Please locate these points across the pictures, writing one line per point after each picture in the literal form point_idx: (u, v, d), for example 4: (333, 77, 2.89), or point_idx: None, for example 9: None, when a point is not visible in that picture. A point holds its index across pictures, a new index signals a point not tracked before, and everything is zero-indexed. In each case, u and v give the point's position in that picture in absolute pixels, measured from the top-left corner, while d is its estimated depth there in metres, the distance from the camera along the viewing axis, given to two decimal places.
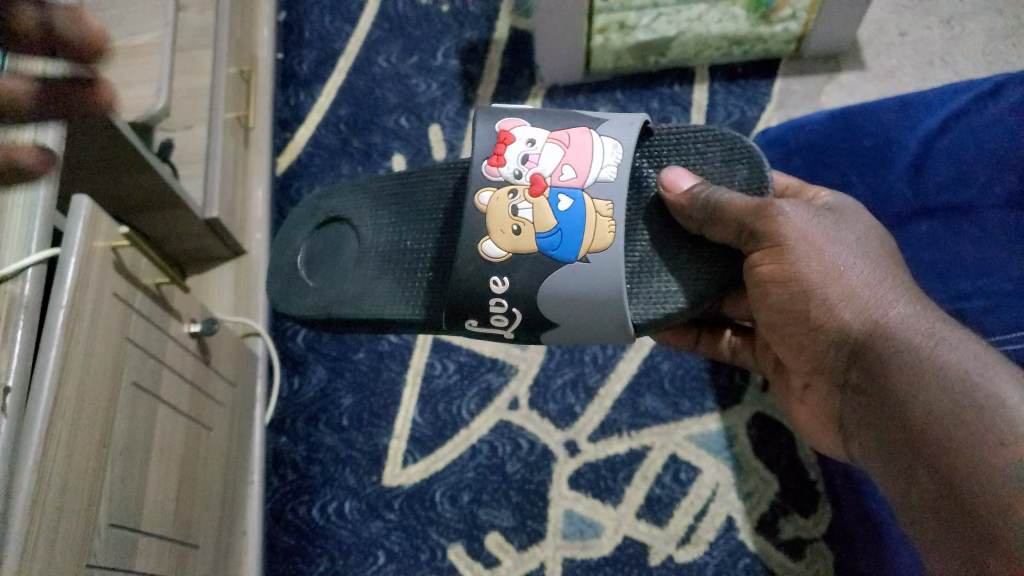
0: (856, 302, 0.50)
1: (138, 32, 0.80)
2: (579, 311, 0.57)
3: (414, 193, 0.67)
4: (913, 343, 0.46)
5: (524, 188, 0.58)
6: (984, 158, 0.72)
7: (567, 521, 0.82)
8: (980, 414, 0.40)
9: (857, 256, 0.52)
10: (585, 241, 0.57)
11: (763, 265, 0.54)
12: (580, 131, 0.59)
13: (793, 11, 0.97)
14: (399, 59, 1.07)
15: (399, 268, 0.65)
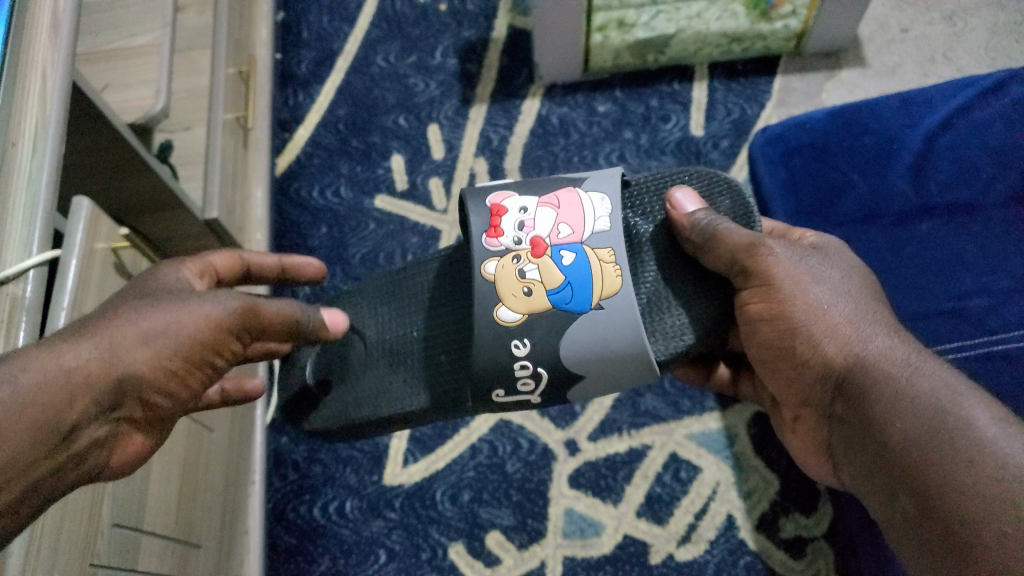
0: (840, 338, 0.52)
1: (138, 33, 0.81)
2: (604, 360, 0.57)
3: (410, 286, 0.69)
4: (890, 374, 0.48)
5: (526, 252, 0.58)
6: (986, 156, 0.72)
7: (567, 520, 0.83)
8: (954, 438, 0.43)
9: (840, 294, 0.54)
10: (596, 290, 0.56)
11: (752, 302, 0.56)
12: (567, 192, 0.60)
13: (793, 8, 0.97)
14: (398, 58, 1.07)
15: (417, 366, 0.66)
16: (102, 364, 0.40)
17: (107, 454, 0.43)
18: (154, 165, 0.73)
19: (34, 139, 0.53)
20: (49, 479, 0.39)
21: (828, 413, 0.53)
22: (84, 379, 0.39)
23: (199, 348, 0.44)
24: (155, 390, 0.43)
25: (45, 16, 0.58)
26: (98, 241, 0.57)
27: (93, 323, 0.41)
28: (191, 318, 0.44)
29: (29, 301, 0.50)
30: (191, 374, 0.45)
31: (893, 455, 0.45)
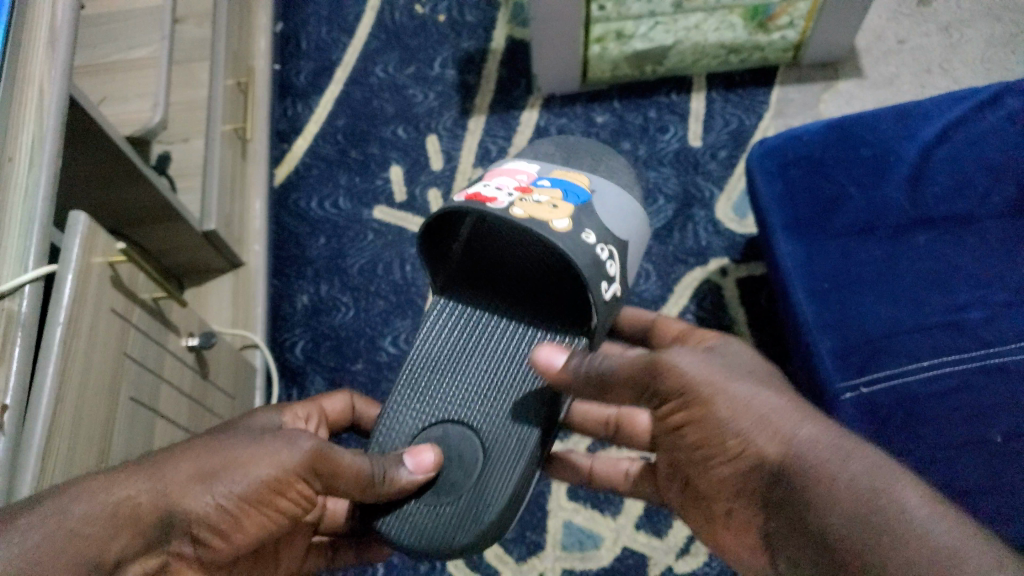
0: (771, 428, 0.48)
1: (136, 46, 0.81)
2: (628, 221, 0.66)
3: (435, 350, 0.67)
4: (819, 459, 0.44)
5: (522, 195, 0.64)
6: (981, 169, 0.73)
7: (566, 532, 0.82)
8: (886, 520, 0.38)
9: (759, 387, 0.51)
10: (577, 182, 0.67)
11: (685, 407, 0.53)
12: (493, 174, 0.70)
13: (791, 19, 0.97)
14: (397, 69, 1.07)
15: (523, 357, 0.64)
16: (164, 507, 0.44)
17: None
18: (151, 177, 0.72)
19: (32, 154, 0.53)
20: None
21: (761, 503, 0.48)
22: (142, 521, 0.43)
23: (260, 493, 0.49)
24: (207, 529, 0.47)
25: (42, 31, 0.58)
26: (95, 256, 0.57)
27: (168, 464, 0.46)
28: (257, 467, 0.49)
29: (25, 316, 0.50)
30: (250, 518, 0.49)
31: (829, 541, 0.40)
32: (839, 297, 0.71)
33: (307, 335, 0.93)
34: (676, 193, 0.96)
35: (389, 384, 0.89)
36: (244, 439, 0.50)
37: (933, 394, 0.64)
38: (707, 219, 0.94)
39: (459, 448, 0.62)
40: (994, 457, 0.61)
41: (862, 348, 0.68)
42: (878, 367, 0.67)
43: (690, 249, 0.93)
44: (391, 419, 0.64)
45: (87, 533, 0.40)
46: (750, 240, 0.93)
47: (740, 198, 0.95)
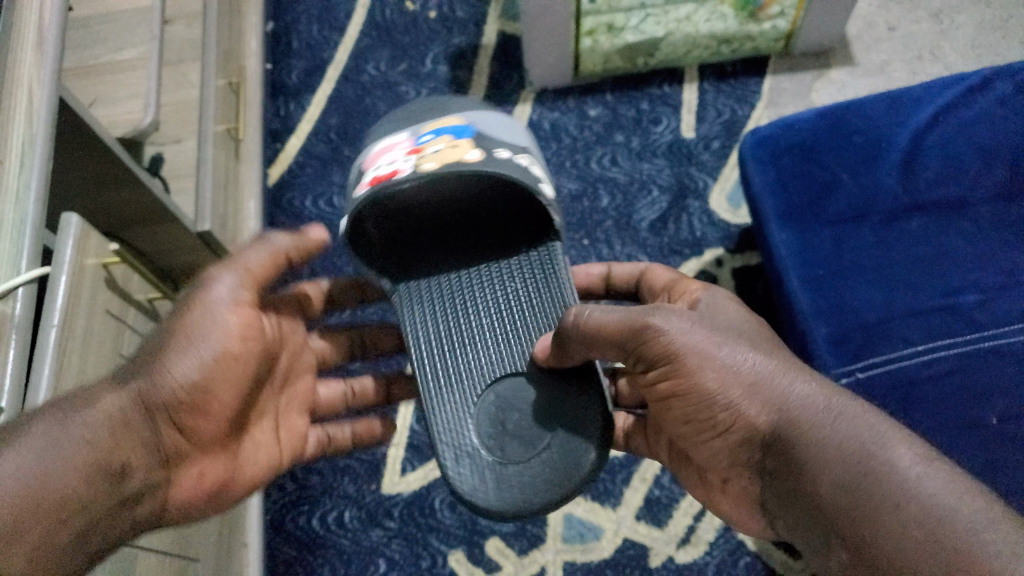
0: (762, 395, 0.47)
1: (126, 47, 0.81)
2: (511, 131, 0.69)
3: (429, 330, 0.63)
4: (811, 424, 0.44)
5: (414, 156, 0.64)
6: (973, 152, 0.73)
7: (567, 525, 0.83)
8: (880, 485, 0.40)
9: (746, 349, 0.49)
10: (447, 122, 0.68)
11: (670, 382, 0.50)
12: (365, 163, 0.68)
13: (781, 8, 0.98)
14: (388, 66, 1.07)
15: (511, 282, 0.64)
16: (139, 404, 0.50)
17: (165, 490, 0.53)
18: (144, 179, 0.72)
19: (22, 155, 0.53)
20: (114, 518, 0.47)
21: (752, 471, 0.49)
22: (125, 422, 0.48)
23: (213, 359, 0.53)
24: (182, 409, 0.52)
25: (31, 33, 0.58)
26: (88, 257, 0.57)
27: (128, 377, 0.50)
28: (200, 342, 0.53)
29: (19, 319, 0.50)
30: (217, 388, 0.54)
31: (827, 509, 0.42)
32: (834, 284, 0.72)
33: None
34: (670, 185, 0.96)
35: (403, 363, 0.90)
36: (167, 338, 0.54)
37: (928, 378, 0.64)
38: (701, 210, 0.95)
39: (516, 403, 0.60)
40: (990, 440, 0.62)
41: (857, 333, 0.68)
42: (874, 352, 0.67)
43: (685, 240, 0.93)
44: (440, 420, 0.61)
45: (77, 446, 0.45)
46: (744, 230, 0.93)
47: (734, 188, 0.96)
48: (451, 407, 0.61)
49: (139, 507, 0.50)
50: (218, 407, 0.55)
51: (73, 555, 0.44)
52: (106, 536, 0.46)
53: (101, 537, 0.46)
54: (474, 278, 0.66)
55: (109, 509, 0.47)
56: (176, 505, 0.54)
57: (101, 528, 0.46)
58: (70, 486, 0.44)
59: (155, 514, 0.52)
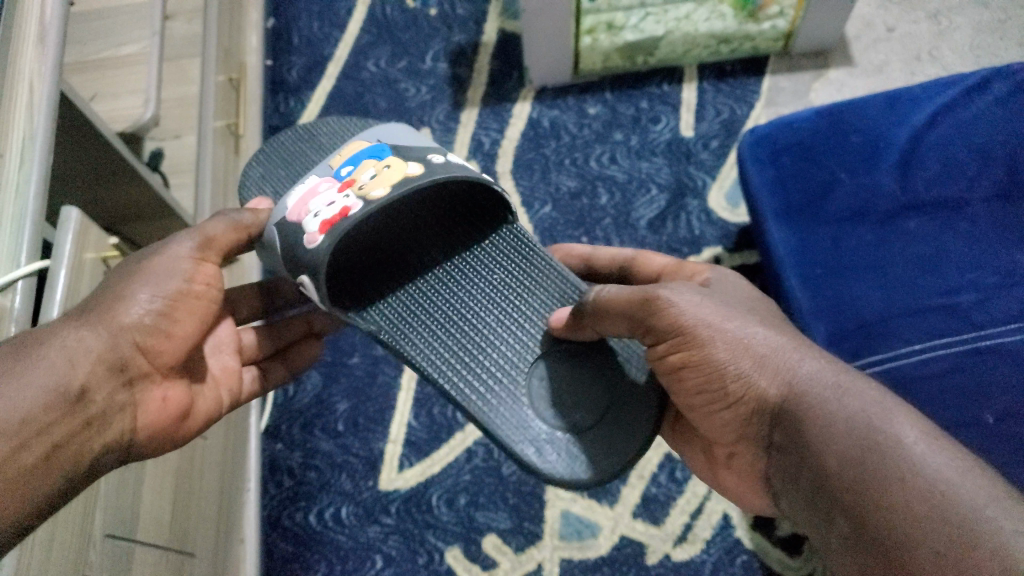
0: (772, 368, 0.47)
1: (127, 42, 0.81)
2: (401, 136, 0.69)
3: (439, 344, 0.60)
4: (819, 398, 0.44)
5: (351, 189, 0.62)
6: (970, 153, 0.74)
7: (564, 522, 0.83)
8: (883, 456, 0.39)
9: (757, 325, 0.49)
10: (353, 153, 0.67)
11: (679, 355, 0.50)
12: (289, 208, 0.63)
13: (780, 8, 0.99)
14: (388, 64, 1.07)
15: (493, 270, 0.64)
16: (103, 332, 0.48)
17: (132, 412, 0.50)
18: (146, 174, 0.72)
19: (22, 151, 0.53)
20: (84, 439, 0.45)
21: (760, 445, 0.49)
22: (92, 349, 0.47)
23: (175, 285, 0.54)
24: (149, 335, 0.51)
25: (32, 28, 0.58)
26: (87, 252, 0.57)
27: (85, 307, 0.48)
28: (158, 268, 0.53)
29: (18, 312, 0.50)
30: (179, 311, 0.54)
31: (829, 479, 0.41)
32: (831, 283, 0.72)
33: None
34: (669, 183, 0.96)
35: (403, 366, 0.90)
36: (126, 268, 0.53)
37: (925, 377, 0.64)
38: (700, 209, 0.95)
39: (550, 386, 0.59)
40: (986, 438, 0.62)
41: (855, 332, 0.69)
42: (871, 352, 0.67)
43: (684, 238, 0.93)
44: (496, 423, 0.57)
45: (41, 367, 0.43)
46: (742, 228, 0.94)
47: (732, 187, 0.96)
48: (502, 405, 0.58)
49: (107, 433, 0.47)
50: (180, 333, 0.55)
51: (45, 478, 0.42)
52: (85, 458, 0.44)
53: (75, 460, 0.44)
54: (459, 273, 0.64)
55: (78, 430, 0.44)
56: (142, 434, 0.51)
57: (73, 447, 0.44)
58: (35, 404, 0.42)
59: (125, 441, 0.49)
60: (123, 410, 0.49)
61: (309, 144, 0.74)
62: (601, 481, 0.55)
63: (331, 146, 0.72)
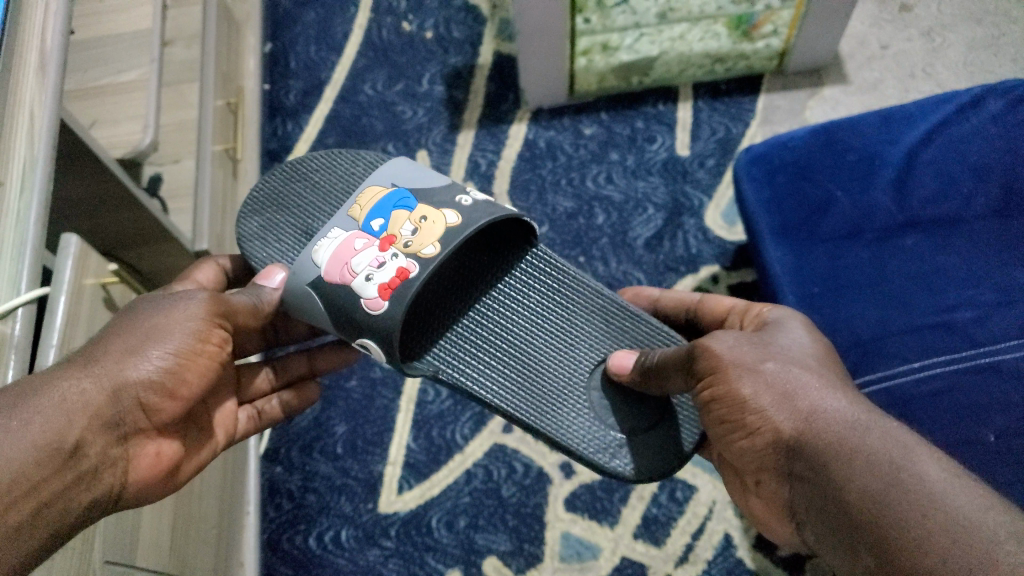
0: (794, 405, 0.47)
1: (126, 69, 0.82)
2: (413, 174, 0.68)
3: (501, 374, 0.64)
4: (840, 435, 0.44)
5: (396, 246, 0.62)
6: (966, 170, 0.74)
7: (564, 544, 0.82)
8: (906, 492, 0.39)
9: (787, 365, 0.50)
10: (374, 202, 0.66)
11: (710, 397, 0.51)
12: (329, 270, 0.62)
13: (774, 28, 0.98)
14: (385, 86, 1.08)
15: (531, 298, 0.67)
16: (109, 388, 0.47)
17: (125, 467, 0.50)
18: (143, 200, 0.73)
19: (23, 178, 0.54)
20: (72, 495, 0.44)
21: (782, 479, 0.47)
22: (92, 405, 0.46)
23: (188, 344, 0.52)
24: (153, 394, 0.50)
25: (32, 56, 0.59)
26: (87, 277, 0.57)
27: (94, 357, 0.47)
28: (173, 324, 0.52)
29: (17, 339, 0.50)
30: (191, 371, 0.52)
31: (849, 513, 0.40)
32: (829, 300, 0.72)
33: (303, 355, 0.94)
34: (666, 203, 0.97)
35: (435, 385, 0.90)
36: (150, 309, 0.52)
37: (924, 395, 0.64)
38: (697, 227, 0.95)
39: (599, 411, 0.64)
40: (986, 457, 0.61)
41: (852, 350, 0.68)
42: (869, 370, 0.67)
43: (680, 257, 0.94)
44: (576, 442, 0.63)
45: (36, 421, 0.43)
46: (739, 247, 0.94)
47: (728, 205, 0.96)
48: (573, 420, 0.64)
49: (97, 488, 0.47)
50: (187, 392, 0.53)
51: (29, 534, 0.42)
52: (70, 511, 0.44)
53: (58, 518, 0.43)
54: (508, 301, 0.66)
55: (68, 486, 0.44)
56: (131, 489, 0.51)
57: (58, 507, 0.43)
58: (26, 460, 0.42)
59: (113, 494, 0.49)
60: (114, 465, 0.49)
61: (302, 181, 0.70)
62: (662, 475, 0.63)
63: (327, 180, 0.70)
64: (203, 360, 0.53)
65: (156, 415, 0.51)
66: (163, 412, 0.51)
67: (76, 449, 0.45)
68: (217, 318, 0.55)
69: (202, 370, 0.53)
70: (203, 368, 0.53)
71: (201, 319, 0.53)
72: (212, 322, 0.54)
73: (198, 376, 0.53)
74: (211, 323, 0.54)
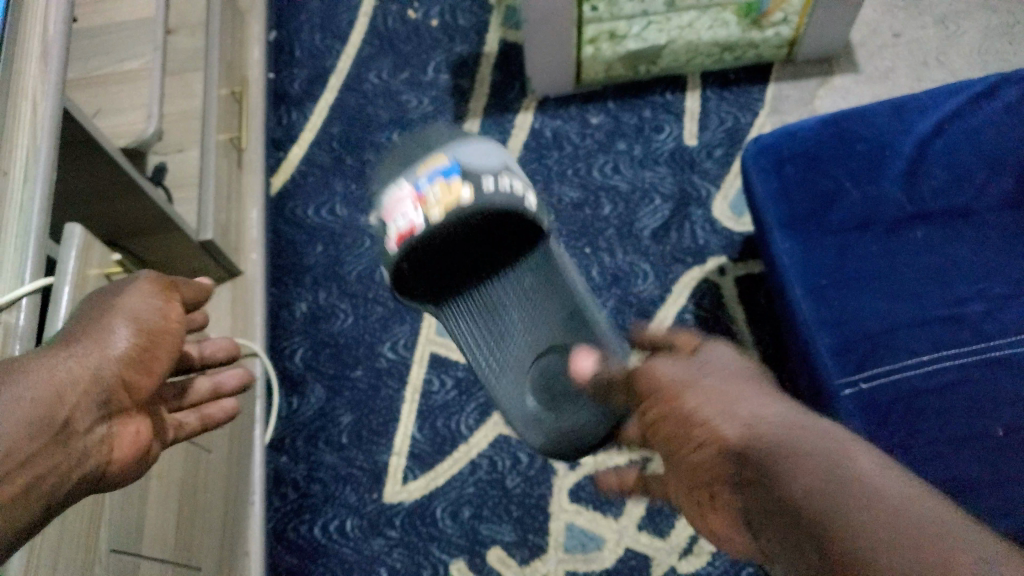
0: (734, 416, 0.43)
1: (129, 58, 0.82)
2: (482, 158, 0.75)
3: (484, 343, 0.74)
4: (770, 438, 0.40)
5: (429, 203, 0.69)
6: (979, 160, 0.73)
7: (568, 534, 0.82)
8: (833, 481, 0.35)
9: (715, 380, 0.47)
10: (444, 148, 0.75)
11: (648, 388, 0.51)
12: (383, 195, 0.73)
13: (784, 15, 0.97)
14: (390, 75, 1.07)
15: (526, 287, 0.74)
16: (92, 367, 0.44)
17: (112, 447, 0.46)
18: (149, 190, 0.73)
19: (26, 168, 0.53)
20: (61, 472, 0.42)
21: (715, 496, 0.42)
22: (79, 382, 0.43)
23: (157, 320, 0.49)
24: (134, 371, 0.47)
25: (35, 45, 0.58)
26: (91, 267, 0.57)
27: (72, 335, 0.45)
28: (134, 301, 0.49)
29: (23, 328, 0.50)
30: (162, 348, 0.49)
31: (788, 506, 0.35)
32: (838, 293, 0.70)
33: (306, 343, 0.94)
34: (673, 193, 0.96)
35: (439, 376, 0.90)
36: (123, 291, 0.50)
37: (932, 390, 0.64)
38: (704, 218, 0.94)
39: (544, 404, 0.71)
40: (994, 451, 0.61)
41: (861, 344, 0.67)
42: (875, 363, 0.66)
43: (687, 248, 0.93)
44: (520, 419, 0.72)
45: (25, 397, 0.41)
46: (747, 238, 0.93)
47: (736, 196, 0.95)
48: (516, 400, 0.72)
49: (87, 464, 0.44)
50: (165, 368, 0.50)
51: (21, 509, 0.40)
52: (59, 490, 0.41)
53: (50, 493, 0.41)
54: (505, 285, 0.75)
55: (61, 462, 0.42)
56: (116, 469, 0.46)
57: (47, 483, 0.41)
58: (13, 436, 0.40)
59: (100, 475, 0.45)
60: (101, 442, 0.45)
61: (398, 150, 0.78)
62: (548, 450, 0.70)
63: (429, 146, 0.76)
64: (174, 335, 0.50)
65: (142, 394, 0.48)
66: (146, 389, 0.48)
67: (62, 427, 0.42)
68: (169, 294, 0.52)
69: (174, 345, 0.51)
70: (175, 344, 0.51)
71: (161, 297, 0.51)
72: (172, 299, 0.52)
73: (173, 351, 0.51)
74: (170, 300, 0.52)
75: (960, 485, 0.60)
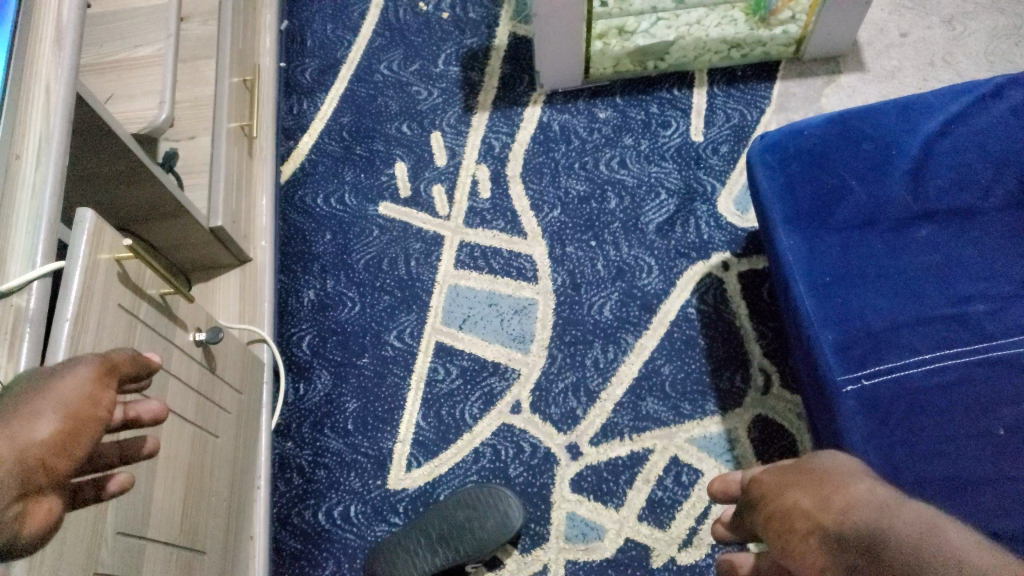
0: (848, 488, 0.49)
1: (143, 44, 0.83)
2: None
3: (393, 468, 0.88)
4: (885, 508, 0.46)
5: None
6: (984, 161, 0.74)
7: (570, 524, 0.83)
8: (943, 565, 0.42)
9: (843, 465, 0.53)
10: None
11: (853, 486, 0.49)
12: None
13: (793, 13, 0.99)
14: (400, 67, 1.10)
15: (462, 464, 0.86)
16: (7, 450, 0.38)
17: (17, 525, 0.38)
18: (158, 174, 0.73)
19: (38, 151, 0.53)
20: None
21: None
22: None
23: (83, 402, 0.43)
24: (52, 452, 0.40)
25: (48, 29, 0.59)
26: (102, 252, 0.55)
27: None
28: (64, 388, 0.43)
29: (32, 313, 0.49)
30: (86, 432, 0.43)
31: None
32: (841, 289, 0.71)
33: (313, 330, 0.95)
34: (678, 188, 0.97)
35: (444, 364, 0.91)
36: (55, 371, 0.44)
37: (934, 387, 0.65)
38: (709, 213, 0.95)
39: (424, 526, 0.81)
40: (997, 450, 0.62)
41: (863, 341, 0.68)
42: (878, 361, 0.67)
43: (692, 243, 0.94)
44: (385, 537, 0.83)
45: None
46: (751, 234, 0.94)
47: (741, 192, 0.96)
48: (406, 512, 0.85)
49: None
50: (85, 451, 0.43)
51: None
52: None
53: None
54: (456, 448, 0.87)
55: None
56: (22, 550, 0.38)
57: None
58: None
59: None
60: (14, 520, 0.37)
61: None
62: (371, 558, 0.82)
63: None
64: (95, 421, 0.44)
65: (56, 482, 0.40)
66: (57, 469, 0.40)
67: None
68: (105, 378, 0.46)
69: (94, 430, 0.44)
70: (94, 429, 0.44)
71: (94, 376, 0.45)
72: (107, 376, 0.46)
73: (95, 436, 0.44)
74: (107, 378, 0.46)
75: (962, 482, 0.61)
